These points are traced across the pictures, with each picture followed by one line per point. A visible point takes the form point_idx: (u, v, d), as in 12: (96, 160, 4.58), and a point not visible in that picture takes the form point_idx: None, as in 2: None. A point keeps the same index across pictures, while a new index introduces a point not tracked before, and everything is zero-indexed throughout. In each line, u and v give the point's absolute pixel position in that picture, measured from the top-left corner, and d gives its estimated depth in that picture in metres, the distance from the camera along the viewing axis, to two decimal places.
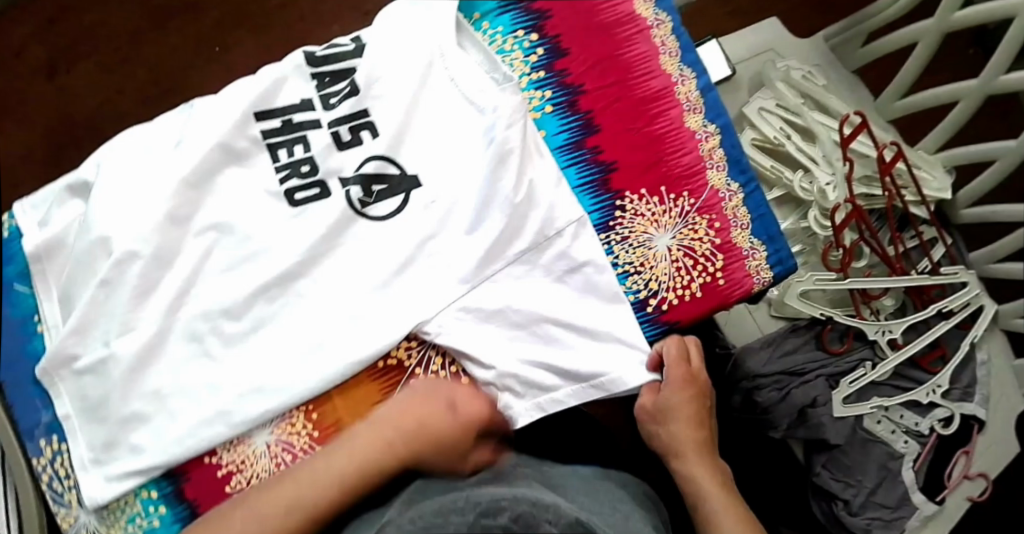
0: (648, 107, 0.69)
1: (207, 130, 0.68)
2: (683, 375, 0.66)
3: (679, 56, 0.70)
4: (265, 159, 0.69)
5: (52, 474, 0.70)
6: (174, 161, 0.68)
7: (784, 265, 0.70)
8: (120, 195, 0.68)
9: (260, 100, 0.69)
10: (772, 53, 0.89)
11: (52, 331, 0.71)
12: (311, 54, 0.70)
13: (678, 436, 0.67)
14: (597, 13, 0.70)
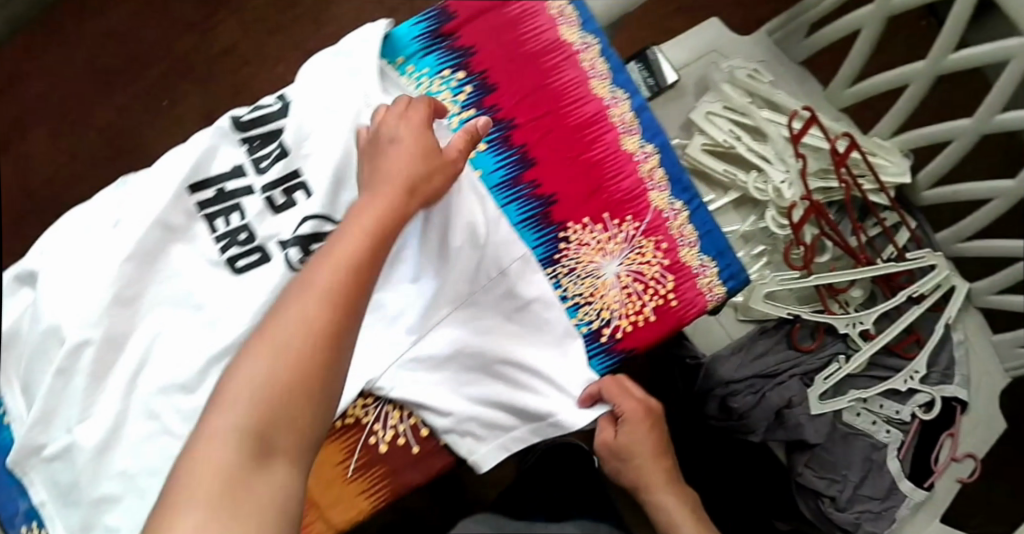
0: (583, 133, 0.69)
1: (142, 207, 0.67)
2: (635, 407, 0.69)
3: (610, 78, 0.70)
4: (204, 229, 0.68)
5: None
6: (113, 242, 0.67)
7: (736, 278, 0.69)
8: (66, 281, 0.68)
9: (193, 171, 0.68)
10: (716, 53, 0.87)
11: (18, 421, 0.71)
12: (238, 119, 0.69)
13: (643, 471, 0.71)
14: (522, 44, 0.69)
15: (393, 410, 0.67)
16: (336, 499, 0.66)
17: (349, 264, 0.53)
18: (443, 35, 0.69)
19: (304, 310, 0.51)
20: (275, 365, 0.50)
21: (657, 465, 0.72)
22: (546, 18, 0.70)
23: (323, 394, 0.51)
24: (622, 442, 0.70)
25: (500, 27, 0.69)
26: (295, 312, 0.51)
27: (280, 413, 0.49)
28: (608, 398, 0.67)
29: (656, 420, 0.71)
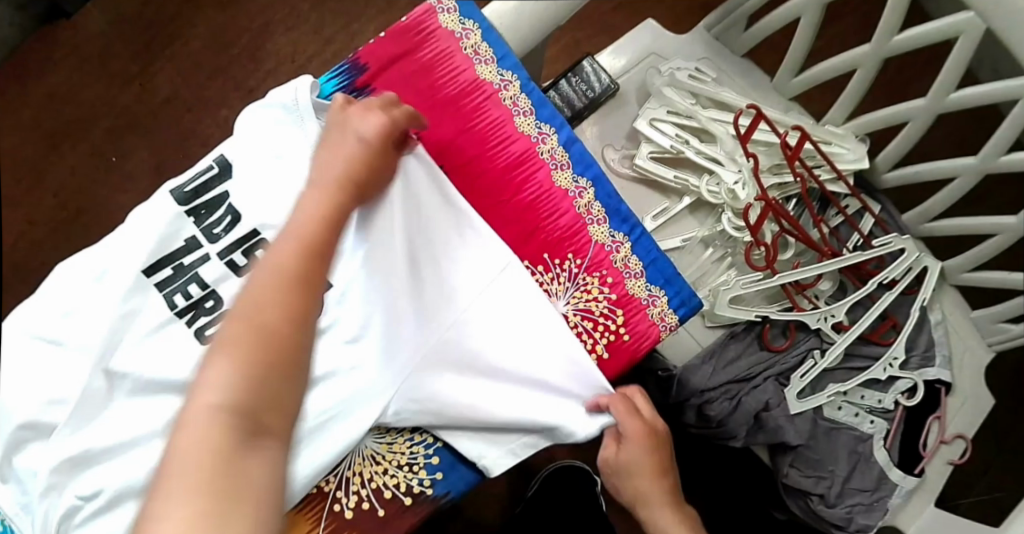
0: (512, 174, 0.67)
1: (105, 283, 0.69)
2: (639, 428, 0.65)
3: (534, 114, 0.67)
4: (162, 304, 0.70)
5: None
6: (80, 326, 0.69)
7: (688, 304, 0.67)
8: (40, 372, 0.70)
9: (155, 250, 0.70)
10: (655, 56, 0.85)
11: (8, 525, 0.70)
12: (181, 191, 0.71)
13: (643, 488, 0.68)
14: (439, 89, 0.67)
15: (354, 476, 0.66)
16: None
17: (305, 269, 0.52)
18: (359, 89, 0.68)
19: (274, 305, 0.49)
20: (255, 339, 0.48)
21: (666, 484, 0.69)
22: (461, 59, 0.67)
23: (303, 371, 0.49)
24: (627, 463, 0.67)
25: (415, 73, 0.68)
26: (271, 303, 0.49)
27: (269, 394, 0.47)
28: (614, 414, 0.64)
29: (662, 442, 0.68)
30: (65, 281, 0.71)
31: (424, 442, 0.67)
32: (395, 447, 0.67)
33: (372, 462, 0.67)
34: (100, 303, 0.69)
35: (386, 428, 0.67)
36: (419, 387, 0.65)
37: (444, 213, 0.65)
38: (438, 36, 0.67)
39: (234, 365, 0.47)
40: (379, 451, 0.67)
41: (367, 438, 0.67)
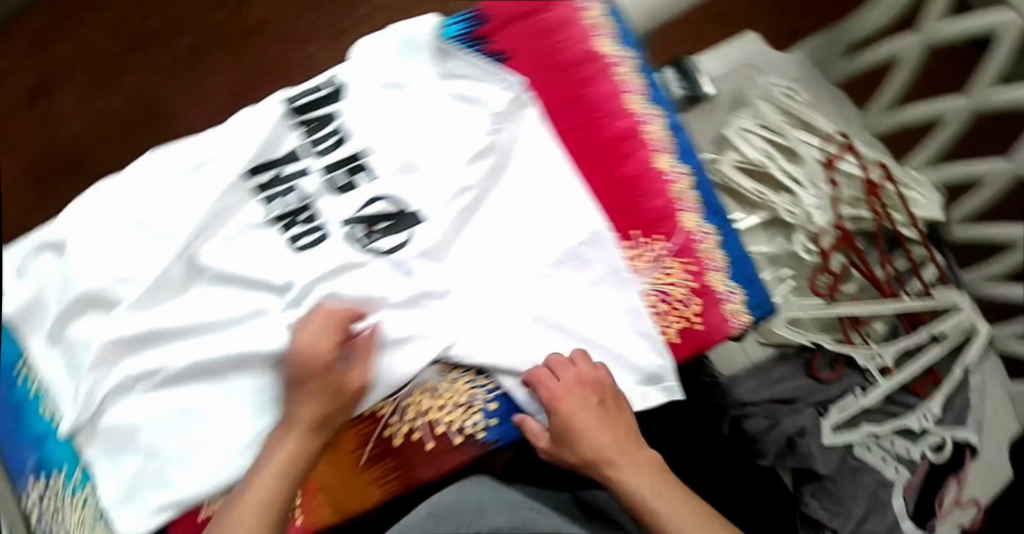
0: (615, 148, 0.67)
1: (199, 178, 0.69)
2: (568, 386, 0.64)
3: (646, 95, 0.68)
4: (256, 209, 0.68)
5: (44, 510, 0.75)
6: (164, 211, 0.69)
7: (763, 307, 0.68)
8: (114, 248, 0.70)
9: (257, 155, 0.68)
10: (753, 68, 0.86)
11: (57, 388, 0.73)
12: (290, 104, 0.68)
13: (599, 448, 0.64)
14: (557, 52, 0.67)
15: (410, 406, 0.68)
16: (347, 484, 0.69)
17: (322, 390, 0.64)
18: (477, 38, 0.68)
19: (260, 484, 0.61)
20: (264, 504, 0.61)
21: (601, 439, 0.64)
22: (581, 29, 0.67)
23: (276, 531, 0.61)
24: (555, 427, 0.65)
25: (534, 35, 0.68)
26: (295, 414, 0.63)
27: None
28: (537, 382, 0.64)
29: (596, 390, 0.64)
30: (159, 165, 0.72)
31: (484, 387, 0.69)
32: (455, 386, 0.68)
33: (431, 395, 0.68)
34: (194, 194, 0.69)
35: (451, 366, 0.69)
36: (491, 335, 0.67)
37: (550, 176, 0.67)
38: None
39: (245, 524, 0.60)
40: (441, 386, 0.68)
41: (431, 373, 0.68)
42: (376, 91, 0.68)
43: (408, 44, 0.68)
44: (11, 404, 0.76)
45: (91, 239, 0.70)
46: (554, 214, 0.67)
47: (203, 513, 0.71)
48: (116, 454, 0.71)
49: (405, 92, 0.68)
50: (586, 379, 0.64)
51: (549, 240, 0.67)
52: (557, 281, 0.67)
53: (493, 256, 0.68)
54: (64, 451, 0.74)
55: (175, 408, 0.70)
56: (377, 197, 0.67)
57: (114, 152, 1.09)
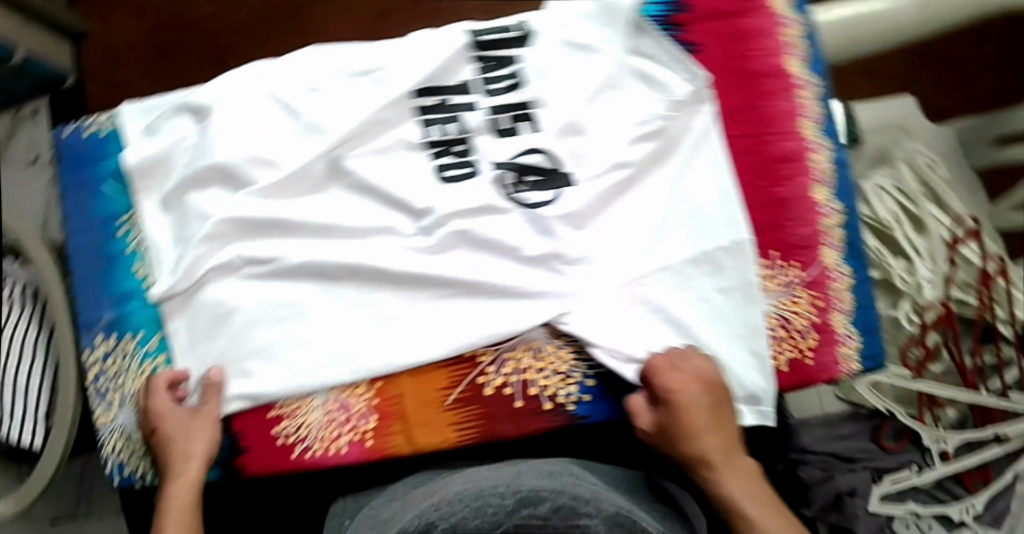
0: (778, 167, 0.67)
1: (361, 84, 0.67)
2: (684, 381, 0.64)
3: (821, 124, 0.67)
4: (413, 130, 0.67)
5: (100, 372, 0.73)
6: (318, 106, 0.67)
7: (874, 360, 0.69)
8: (255, 128, 0.68)
9: (429, 78, 0.66)
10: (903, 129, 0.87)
11: (158, 252, 0.71)
12: (476, 37, 0.67)
13: (705, 444, 0.64)
14: (747, 59, 0.67)
15: (510, 360, 0.68)
16: (426, 419, 0.69)
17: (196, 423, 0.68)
18: (673, 23, 0.68)
19: (190, 473, 0.67)
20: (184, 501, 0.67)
21: (708, 440, 0.64)
22: (776, 43, 0.67)
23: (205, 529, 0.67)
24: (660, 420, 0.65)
25: (729, 36, 0.67)
26: (183, 434, 0.68)
27: None
28: (655, 368, 0.65)
29: (705, 385, 0.65)
30: (317, 57, 0.69)
31: (587, 362, 0.68)
32: (559, 352, 0.68)
33: (533, 355, 0.68)
34: (356, 100, 0.67)
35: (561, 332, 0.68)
36: (607, 314, 0.67)
37: (706, 177, 0.67)
38: (762, 12, 0.68)
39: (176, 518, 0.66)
40: (545, 348, 0.68)
41: (539, 333, 0.68)
42: (564, 48, 0.67)
43: (604, 9, 0.67)
44: (99, 256, 0.73)
45: (233, 113, 0.68)
46: (700, 215, 0.67)
47: (276, 411, 0.70)
48: (203, 337, 0.70)
49: (592, 58, 0.67)
50: (703, 374, 0.65)
51: (687, 238, 0.67)
52: (683, 281, 0.67)
53: (629, 237, 0.68)
54: (147, 316, 0.73)
55: (266, 300, 0.69)
56: (535, 150, 0.67)
57: (234, 38, 1.09)
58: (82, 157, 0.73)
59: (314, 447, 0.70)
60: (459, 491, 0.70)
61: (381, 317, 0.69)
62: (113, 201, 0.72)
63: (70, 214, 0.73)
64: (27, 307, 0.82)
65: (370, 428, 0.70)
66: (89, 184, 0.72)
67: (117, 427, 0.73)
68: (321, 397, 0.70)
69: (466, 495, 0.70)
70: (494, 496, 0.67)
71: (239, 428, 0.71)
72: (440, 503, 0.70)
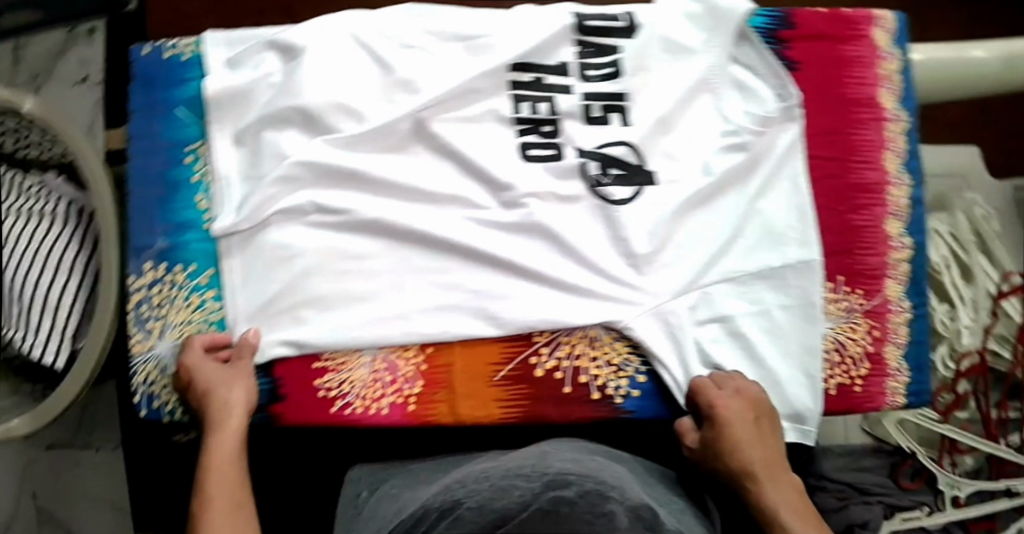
0: (857, 195, 0.68)
1: (458, 48, 0.67)
2: (731, 400, 0.64)
3: (903, 159, 0.69)
4: (506, 104, 0.67)
5: (145, 298, 0.70)
6: (412, 64, 0.67)
7: (919, 397, 0.70)
8: (344, 77, 0.67)
9: (528, 54, 0.66)
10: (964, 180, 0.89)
11: (223, 187, 0.69)
12: (582, 21, 0.67)
13: (750, 458, 0.64)
14: (843, 85, 0.68)
15: (565, 344, 0.68)
16: (473, 392, 0.69)
17: (235, 375, 0.66)
18: (778, 37, 0.68)
19: (234, 423, 0.66)
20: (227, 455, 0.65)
21: (753, 453, 0.64)
22: (873, 74, 0.68)
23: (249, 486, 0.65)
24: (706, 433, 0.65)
25: (829, 59, 0.68)
26: (224, 387, 0.66)
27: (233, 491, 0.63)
28: (703, 387, 0.65)
29: (750, 407, 0.65)
30: (416, 14, 0.68)
31: (642, 358, 0.68)
32: (615, 344, 0.68)
33: (588, 343, 0.68)
34: (451, 64, 0.66)
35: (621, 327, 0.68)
36: (669, 315, 0.66)
37: (786, 191, 0.68)
38: (864, 41, 0.69)
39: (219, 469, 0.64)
40: (602, 339, 0.68)
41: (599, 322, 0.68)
42: (665, 45, 0.67)
43: (710, 12, 0.67)
44: (161, 181, 0.70)
45: (324, 58, 0.66)
46: (772, 229, 0.67)
47: (322, 362, 0.69)
48: (256, 279, 0.69)
49: (691, 61, 0.67)
50: (747, 397, 0.65)
51: (755, 251, 0.67)
52: (747, 293, 0.67)
53: (699, 242, 0.67)
54: (203, 249, 0.70)
55: (328, 250, 0.68)
56: (620, 143, 0.67)
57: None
58: (160, 77, 0.71)
59: (354, 405, 0.69)
60: (483, 468, 0.73)
61: (442, 284, 0.68)
62: (185, 127, 0.70)
63: (138, 134, 0.71)
64: (69, 225, 0.78)
65: (414, 393, 0.69)
66: (161, 108, 0.71)
67: (154, 358, 0.70)
68: (371, 355, 0.69)
69: (491, 474, 0.71)
70: (519, 479, 0.67)
71: (282, 374, 0.69)
72: (465, 479, 0.71)
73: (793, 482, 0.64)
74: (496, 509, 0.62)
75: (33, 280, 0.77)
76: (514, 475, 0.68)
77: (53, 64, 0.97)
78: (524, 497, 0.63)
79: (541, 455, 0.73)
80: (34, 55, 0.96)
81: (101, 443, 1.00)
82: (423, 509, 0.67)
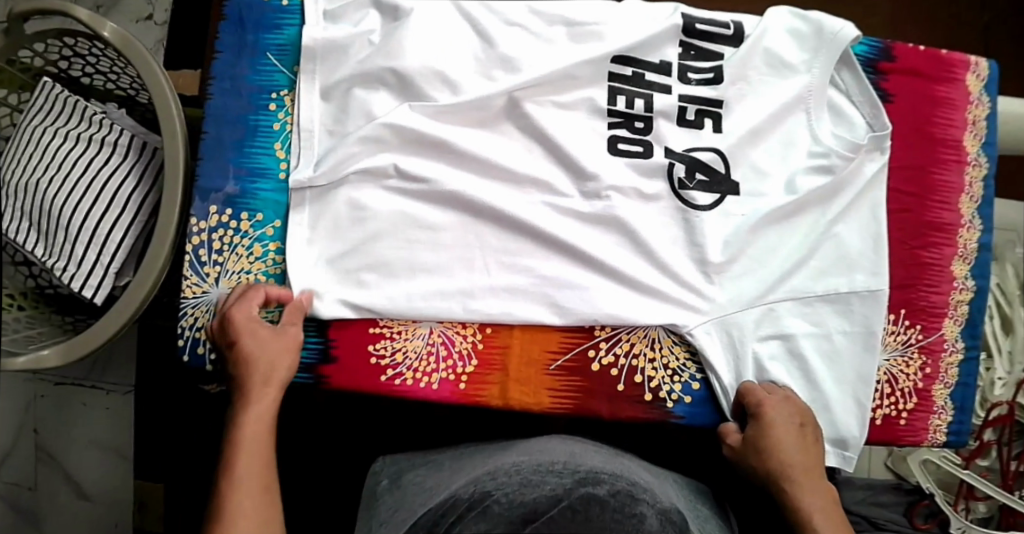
0: (929, 232, 0.69)
1: (562, 32, 0.68)
2: (777, 403, 0.65)
3: (977, 204, 0.70)
4: (602, 93, 0.67)
5: (206, 242, 0.68)
6: (512, 40, 0.67)
7: (959, 436, 0.70)
8: (447, 45, 0.67)
9: (632, 47, 0.67)
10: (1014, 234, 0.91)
11: (302, 139, 0.67)
12: (690, 23, 0.68)
13: (789, 460, 0.64)
14: (931, 124, 0.70)
15: (625, 341, 0.68)
16: (525, 378, 0.68)
17: (282, 342, 0.65)
18: (877, 69, 0.70)
19: (271, 396, 0.63)
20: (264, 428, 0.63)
21: (792, 456, 0.64)
22: (962, 118, 0.70)
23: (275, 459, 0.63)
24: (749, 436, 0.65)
25: (922, 98, 0.70)
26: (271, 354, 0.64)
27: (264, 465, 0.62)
28: (750, 389, 0.66)
29: (795, 415, 0.65)
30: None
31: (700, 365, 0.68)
32: (673, 348, 0.68)
33: (649, 343, 0.68)
34: (555, 48, 0.67)
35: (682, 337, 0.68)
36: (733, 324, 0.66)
37: (861, 219, 0.68)
38: (958, 85, 0.70)
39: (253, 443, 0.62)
40: (661, 341, 0.68)
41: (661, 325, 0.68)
42: (766, 59, 0.68)
43: (816, 33, 0.68)
44: (240, 124, 0.70)
45: (429, 24, 0.67)
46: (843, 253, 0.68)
47: (379, 328, 0.68)
48: (323, 237, 0.67)
49: (788, 78, 0.68)
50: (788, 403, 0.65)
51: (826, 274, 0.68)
52: (812, 314, 0.67)
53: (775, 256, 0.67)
54: (274, 200, 0.70)
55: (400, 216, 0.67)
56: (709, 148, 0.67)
57: None
58: (253, 19, 0.71)
59: (405, 375, 0.68)
60: (515, 461, 0.66)
61: (513, 263, 0.67)
62: (272, 74, 0.71)
63: (218, 77, 0.70)
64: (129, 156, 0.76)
65: (466, 372, 0.68)
66: (252, 50, 0.71)
67: (206, 302, 0.68)
68: (428, 327, 0.68)
69: (522, 467, 0.65)
70: (550, 475, 0.62)
71: (336, 336, 0.68)
72: (496, 471, 0.65)
73: (830, 493, 0.64)
74: (526, 502, 0.57)
75: (83, 210, 0.73)
76: (546, 471, 0.63)
77: None
78: (555, 490, 0.58)
79: (570, 454, 0.67)
80: None
81: (112, 385, 0.94)
82: (450, 500, 0.61)
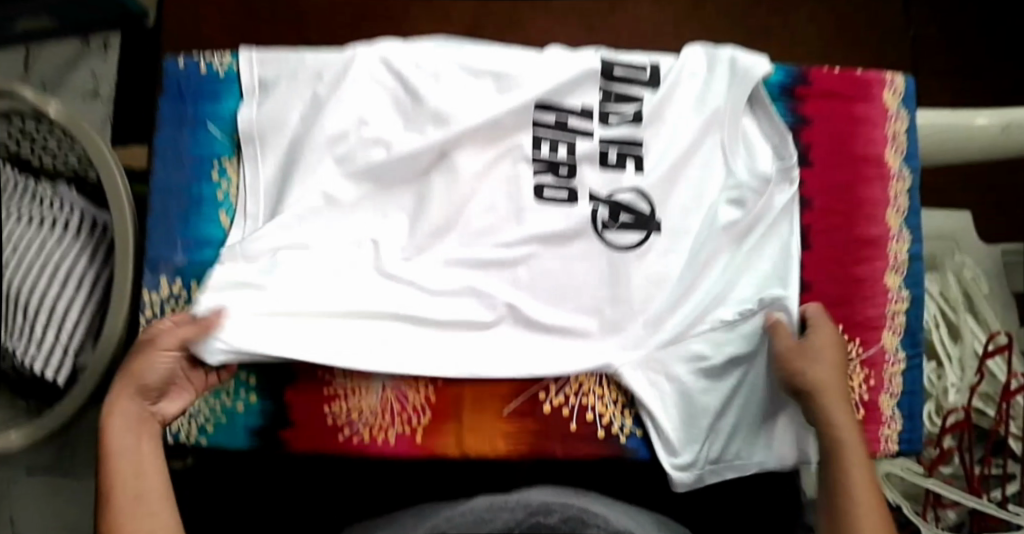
0: (860, 248, 0.72)
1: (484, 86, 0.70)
2: (828, 330, 0.68)
3: (904, 217, 0.73)
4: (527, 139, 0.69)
5: (157, 312, 0.70)
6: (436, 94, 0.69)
7: (911, 445, 0.72)
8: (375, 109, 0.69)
9: (552, 93, 0.69)
10: (954, 242, 0.93)
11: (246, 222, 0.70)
12: (609, 69, 0.71)
13: (823, 379, 0.65)
14: (852, 144, 0.72)
15: (573, 382, 0.70)
16: (479, 424, 0.69)
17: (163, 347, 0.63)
18: (793, 96, 0.73)
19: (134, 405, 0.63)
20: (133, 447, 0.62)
21: (827, 375, 0.66)
22: (881, 135, 0.73)
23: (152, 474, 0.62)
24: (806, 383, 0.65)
25: (841, 118, 0.72)
26: (156, 364, 0.62)
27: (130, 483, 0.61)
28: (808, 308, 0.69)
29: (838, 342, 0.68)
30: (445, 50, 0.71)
31: None
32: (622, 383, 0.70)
33: (599, 382, 0.70)
34: (478, 99, 0.69)
35: None
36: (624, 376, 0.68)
37: (784, 243, 0.70)
38: (875, 104, 0.73)
39: (115, 463, 0.61)
40: (610, 378, 0.70)
41: None
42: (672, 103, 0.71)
43: (728, 68, 0.71)
44: (185, 195, 0.72)
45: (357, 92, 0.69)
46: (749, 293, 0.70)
47: (331, 388, 0.70)
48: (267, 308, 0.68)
49: (705, 113, 0.70)
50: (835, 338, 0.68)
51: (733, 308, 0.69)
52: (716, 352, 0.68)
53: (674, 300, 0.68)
54: None
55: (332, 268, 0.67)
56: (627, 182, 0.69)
57: None
58: (192, 90, 0.73)
59: (361, 432, 0.69)
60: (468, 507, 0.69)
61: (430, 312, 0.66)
62: (212, 144, 0.73)
63: (161, 148, 0.72)
64: (81, 235, 0.77)
65: (421, 424, 0.69)
66: (191, 122, 0.73)
67: None
68: (381, 384, 0.70)
69: (476, 506, 0.68)
70: (504, 512, 0.63)
71: (291, 399, 0.70)
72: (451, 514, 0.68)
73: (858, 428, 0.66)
74: None
75: (40, 290, 0.75)
76: (499, 507, 0.65)
77: (66, 78, 0.99)
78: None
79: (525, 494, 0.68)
80: (45, 66, 0.99)
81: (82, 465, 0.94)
82: None
